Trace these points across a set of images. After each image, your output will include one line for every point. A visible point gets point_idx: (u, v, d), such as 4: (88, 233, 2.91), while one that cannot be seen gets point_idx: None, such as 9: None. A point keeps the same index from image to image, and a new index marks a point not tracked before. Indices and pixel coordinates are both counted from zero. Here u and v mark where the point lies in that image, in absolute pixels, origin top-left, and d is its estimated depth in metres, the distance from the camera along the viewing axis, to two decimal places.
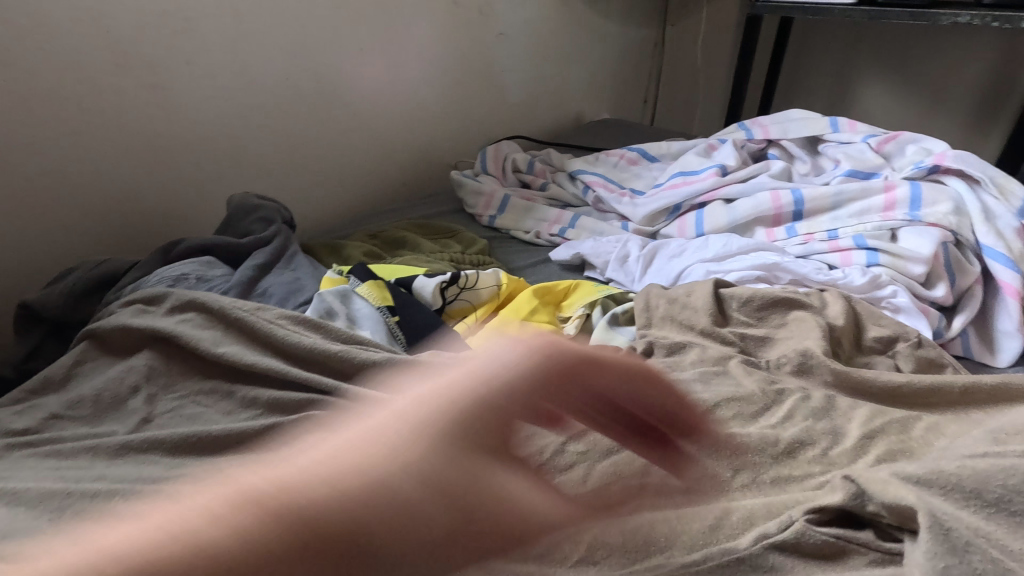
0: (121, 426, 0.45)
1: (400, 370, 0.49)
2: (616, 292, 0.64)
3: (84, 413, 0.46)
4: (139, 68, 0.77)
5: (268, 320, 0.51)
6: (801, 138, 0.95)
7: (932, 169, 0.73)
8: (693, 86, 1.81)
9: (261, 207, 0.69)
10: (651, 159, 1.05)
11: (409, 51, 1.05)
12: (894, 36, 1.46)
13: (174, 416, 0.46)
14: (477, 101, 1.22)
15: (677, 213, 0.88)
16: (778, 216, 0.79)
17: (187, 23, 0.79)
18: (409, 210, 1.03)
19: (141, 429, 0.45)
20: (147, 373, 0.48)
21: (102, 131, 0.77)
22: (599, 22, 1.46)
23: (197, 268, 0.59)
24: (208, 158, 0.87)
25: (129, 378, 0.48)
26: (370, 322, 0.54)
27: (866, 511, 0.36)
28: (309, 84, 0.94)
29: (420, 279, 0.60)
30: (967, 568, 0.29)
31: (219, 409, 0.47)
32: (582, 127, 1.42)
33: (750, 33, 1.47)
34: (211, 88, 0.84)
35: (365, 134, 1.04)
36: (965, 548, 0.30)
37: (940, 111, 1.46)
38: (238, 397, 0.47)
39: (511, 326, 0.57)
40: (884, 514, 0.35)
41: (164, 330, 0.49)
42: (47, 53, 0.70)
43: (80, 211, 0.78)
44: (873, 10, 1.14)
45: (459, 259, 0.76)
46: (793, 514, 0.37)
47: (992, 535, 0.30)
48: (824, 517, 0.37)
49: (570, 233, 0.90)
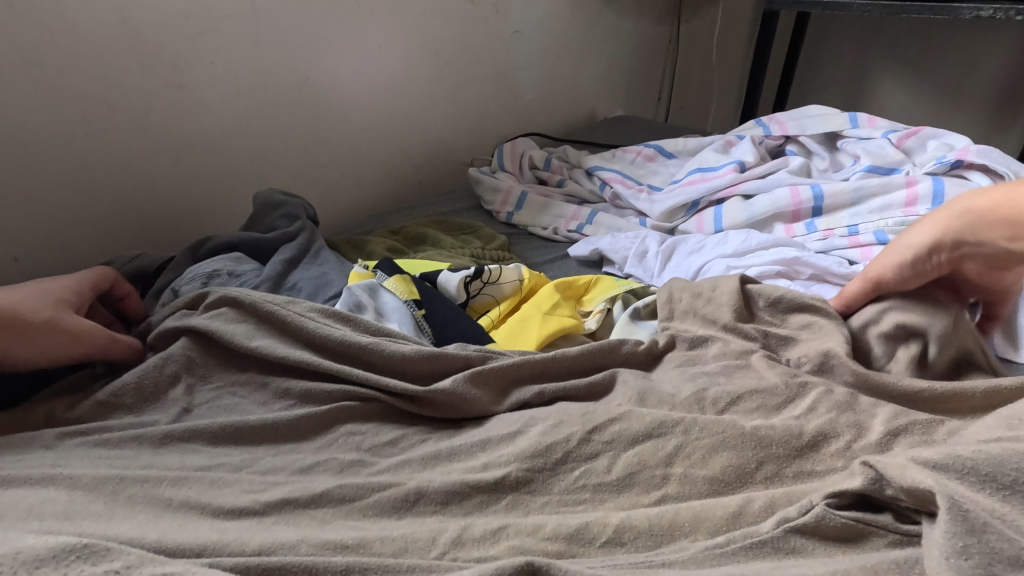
0: (164, 416, 0.47)
1: (429, 362, 0.50)
2: (637, 287, 0.65)
3: (127, 403, 0.47)
4: (164, 67, 0.79)
5: (298, 313, 0.52)
6: (819, 134, 0.95)
7: (955, 164, 0.73)
8: (707, 83, 1.80)
9: (286, 204, 0.71)
10: (668, 156, 1.05)
11: (427, 48, 1.06)
12: (913, 30, 1.45)
13: (213, 406, 0.48)
14: (492, 99, 1.23)
15: (695, 210, 0.88)
16: (798, 212, 0.79)
17: (211, 23, 0.81)
18: (427, 207, 1.04)
19: (182, 419, 0.47)
20: (185, 365, 0.50)
21: (130, 129, 0.78)
22: (613, 19, 1.46)
23: (228, 262, 0.61)
24: (231, 156, 0.88)
25: (167, 369, 0.49)
26: (397, 315, 0.55)
27: (885, 495, 0.37)
28: (329, 83, 0.95)
29: (443, 274, 0.60)
30: (985, 547, 0.30)
31: (255, 399, 0.49)
32: (597, 124, 1.42)
33: (765, 29, 1.46)
34: (235, 88, 0.86)
35: (383, 132, 1.05)
36: (983, 529, 0.31)
37: (960, 105, 1.44)
38: (272, 388, 0.49)
39: (534, 320, 0.57)
40: (902, 498, 0.36)
41: (198, 324, 0.50)
42: (77, 54, 0.72)
43: (109, 208, 0.80)
44: (891, 5, 1.13)
45: (478, 256, 0.77)
46: (813, 499, 0.37)
47: (1007, 516, 0.31)
48: (843, 501, 0.37)
49: (587, 229, 0.90)
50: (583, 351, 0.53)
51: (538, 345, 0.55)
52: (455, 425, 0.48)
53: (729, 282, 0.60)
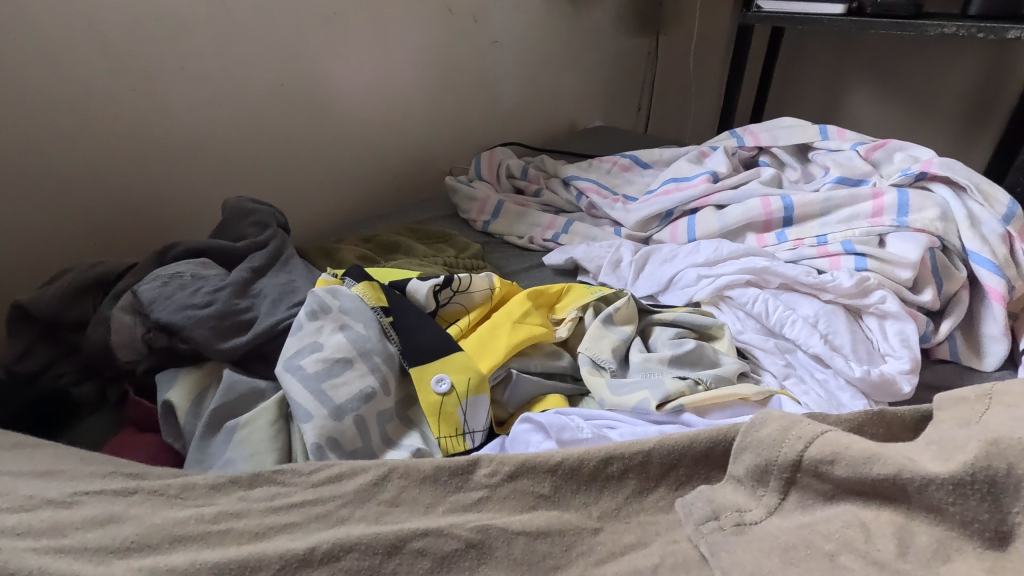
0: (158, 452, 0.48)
1: (398, 392, 0.51)
2: (609, 294, 0.64)
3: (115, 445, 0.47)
4: (135, 74, 0.77)
5: (283, 356, 0.49)
6: (790, 145, 0.96)
7: (920, 175, 0.74)
8: (686, 95, 1.83)
9: (257, 211, 0.69)
10: (644, 165, 1.06)
11: (405, 57, 1.06)
12: (882, 47, 1.49)
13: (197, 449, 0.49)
14: (471, 108, 1.23)
15: (669, 219, 0.89)
16: (768, 221, 0.80)
17: (183, 30, 0.80)
18: (404, 215, 1.03)
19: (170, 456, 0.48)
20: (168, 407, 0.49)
21: (97, 134, 0.77)
22: (592, 32, 1.47)
23: (191, 266, 0.58)
24: (203, 163, 0.87)
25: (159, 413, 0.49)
26: (363, 320, 0.52)
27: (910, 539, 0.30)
28: (304, 89, 0.95)
29: (413, 282, 0.59)
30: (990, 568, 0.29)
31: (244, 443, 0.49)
32: (576, 134, 1.43)
33: (742, 42, 1.48)
34: (206, 95, 0.84)
35: (361, 139, 1.05)
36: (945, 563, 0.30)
37: (929, 119, 1.49)
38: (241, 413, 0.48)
39: (503, 328, 0.56)
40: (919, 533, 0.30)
41: (217, 398, 0.47)
42: (44, 59, 0.71)
43: (75, 215, 0.78)
44: (861, 21, 1.16)
45: (452, 263, 0.77)
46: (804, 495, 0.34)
47: None
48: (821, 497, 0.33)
49: (563, 238, 0.90)
50: (574, 388, 0.56)
51: (506, 355, 0.53)
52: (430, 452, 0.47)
53: (711, 323, 0.61)
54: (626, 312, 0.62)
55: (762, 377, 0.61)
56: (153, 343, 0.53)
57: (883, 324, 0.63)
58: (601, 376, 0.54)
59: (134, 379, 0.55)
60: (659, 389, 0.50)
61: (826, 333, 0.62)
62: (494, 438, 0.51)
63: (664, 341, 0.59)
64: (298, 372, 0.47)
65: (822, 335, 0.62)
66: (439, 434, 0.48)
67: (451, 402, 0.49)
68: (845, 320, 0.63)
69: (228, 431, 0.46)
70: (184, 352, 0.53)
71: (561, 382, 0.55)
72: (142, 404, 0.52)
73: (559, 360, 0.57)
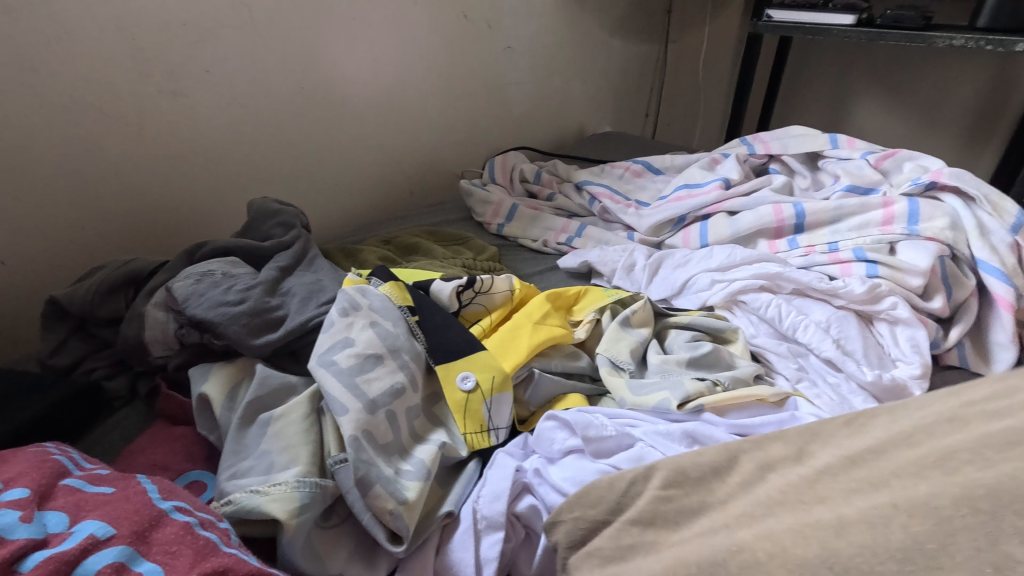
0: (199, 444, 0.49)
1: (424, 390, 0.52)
2: (625, 297, 0.65)
3: None
4: (162, 76, 0.79)
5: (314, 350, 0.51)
6: (801, 153, 0.98)
7: (930, 185, 0.76)
8: (694, 101, 1.85)
9: (281, 212, 0.70)
10: (655, 172, 1.08)
11: (421, 61, 1.08)
12: (889, 57, 1.51)
13: None
14: (484, 112, 1.25)
15: (681, 225, 0.90)
16: (780, 228, 0.81)
17: (208, 34, 0.81)
18: (419, 217, 1.05)
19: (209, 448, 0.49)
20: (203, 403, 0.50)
21: (125, 134, 0.78)
22: (602, 39, 1.49)
23: (221, 264, 0.60)
24: (226, 164, 0.89)
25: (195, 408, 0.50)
26: (391, 319, 0.54)
27: None
28: (324, 92, 0.96)
29: (436, 283, 0.61)
30: None
31: None
32: (585, 140, 1.44)
33: (750, 50, 1.50)
34: (229, 97, 0.86)
35: (377, 142, 1.07)
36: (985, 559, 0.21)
37: (935, 128, 1.51)
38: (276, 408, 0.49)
39: (524, 329, 0.58)
40: None
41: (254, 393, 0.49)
42: (77, 61, 0.72)
43: (102, 215, 0.80)
44: (869, 32, 1.17)
45: (470, 265, 0.78)
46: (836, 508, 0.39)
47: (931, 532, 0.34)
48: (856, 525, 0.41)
49: (577, 242, 0.92)
50: (593, 388, 0.57)
51: (528, 355, 0.55)
52: (458, 448, 0.49)
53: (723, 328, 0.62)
54: (642, 315, 0.63)
55: (776, 380, 0.63)
56: (185, 339, 0.54)
57: (893, 330, 0.64)
58: (620, 377, 0.56)
59: (166, 373, 0.57)
60: (678, 389, 0.51)
61: (839, 338, 0.63)
62: (517, 436, 0.52)
63: (680, 343, 0.60)
64: (330, 368, 0.48)
65: (834, 340, 0.63)
66: (465, 431, 0.50)
67: (477, 399, 0.51)
68: (857, 326, 0.64)
69: (262, 424, 0.47)
70: (216, 348, 0.55)
71: (581, 383, 0.57)
72: (174, 398, 0.54)
73: (578, 361, 0.59)
